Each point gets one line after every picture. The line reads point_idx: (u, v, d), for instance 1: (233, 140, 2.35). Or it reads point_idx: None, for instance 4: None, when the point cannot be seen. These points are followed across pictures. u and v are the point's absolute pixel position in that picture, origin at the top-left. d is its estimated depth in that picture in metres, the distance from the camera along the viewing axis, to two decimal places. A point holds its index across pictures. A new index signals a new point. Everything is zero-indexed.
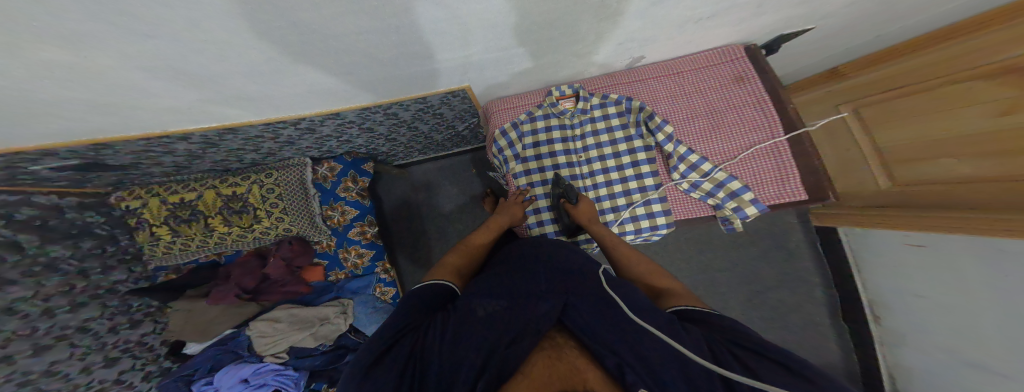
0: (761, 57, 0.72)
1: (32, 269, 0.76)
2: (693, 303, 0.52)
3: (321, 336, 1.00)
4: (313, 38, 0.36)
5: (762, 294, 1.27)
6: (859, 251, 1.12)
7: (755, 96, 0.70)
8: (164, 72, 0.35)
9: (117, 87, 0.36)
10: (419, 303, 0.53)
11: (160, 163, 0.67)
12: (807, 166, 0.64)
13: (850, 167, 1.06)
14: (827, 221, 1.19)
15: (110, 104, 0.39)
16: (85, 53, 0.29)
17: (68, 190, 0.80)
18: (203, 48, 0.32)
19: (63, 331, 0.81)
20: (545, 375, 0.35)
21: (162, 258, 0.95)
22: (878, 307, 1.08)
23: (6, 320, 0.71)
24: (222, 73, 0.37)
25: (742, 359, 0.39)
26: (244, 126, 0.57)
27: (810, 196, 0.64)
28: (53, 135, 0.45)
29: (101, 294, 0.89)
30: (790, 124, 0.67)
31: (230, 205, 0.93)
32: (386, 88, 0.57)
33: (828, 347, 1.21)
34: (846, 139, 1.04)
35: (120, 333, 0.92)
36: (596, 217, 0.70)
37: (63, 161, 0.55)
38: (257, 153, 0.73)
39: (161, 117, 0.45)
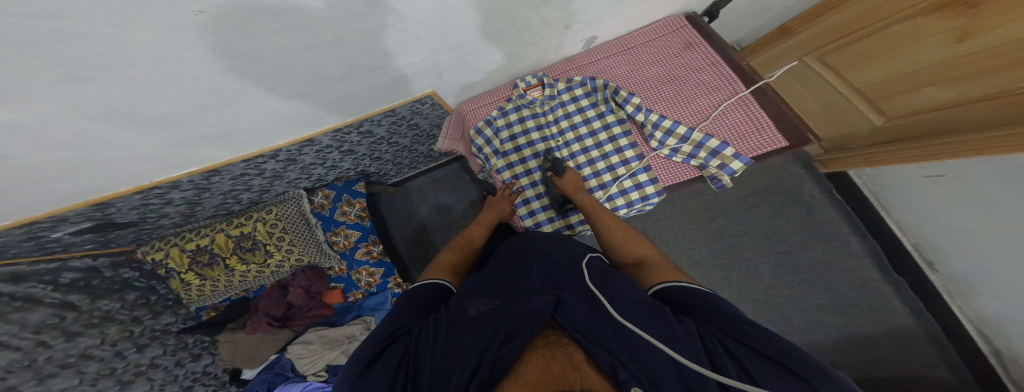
0: (703, 24, 0.72)
1: (92, 321, 0.84)
2: (683, 279, 0.49)
3: (351, 352, 1.07)
4: (248, 61, 0.36)
5: (795, 255, 1.18)
6: (878, 192, 1.04)
7: (711, 58, 0.69)
8: (117, 117, 0.36)
9: (82, 140, 0.38)
10: (413, 305, 0.51)
11: (165, 214, 0.72)
12: (779, 113, 0.62)
13: (837, 111, 0.98)
14: (831, 167, 1.10)
15: (88, 158, 0.42)
16: (31, 110, 0.30)
17: (99, 251, 0.86)
18: (140, 86, 0.33)
19: (139, 368, 0.92)
20: (541, 373, 0.32)
21: (199, 299, 1.03)
22: (926, 250, 0.99)
23: (86, 363, 0.81)
24: (168, 109, 0.39)
25: (736, 353, 0.35)
26: (227, 165, 0.60)
27: (792, 142, 0.59)
28: (58, 198, 0.50)
29: (158, 335, 0.98)
30: (749, 79, 0.66)
31: (241, 244, 0.98)
32: (347, 104, 0.58)
33: (892, 305, 1.08)
34: (823, 86, 0.98)
35: (185, 366, 1.05)
36: (581, 187, 0.69)
37: (76, 225, 0.60)
38: (251, 191, 0.77)
39: (145, 165, 0.50)
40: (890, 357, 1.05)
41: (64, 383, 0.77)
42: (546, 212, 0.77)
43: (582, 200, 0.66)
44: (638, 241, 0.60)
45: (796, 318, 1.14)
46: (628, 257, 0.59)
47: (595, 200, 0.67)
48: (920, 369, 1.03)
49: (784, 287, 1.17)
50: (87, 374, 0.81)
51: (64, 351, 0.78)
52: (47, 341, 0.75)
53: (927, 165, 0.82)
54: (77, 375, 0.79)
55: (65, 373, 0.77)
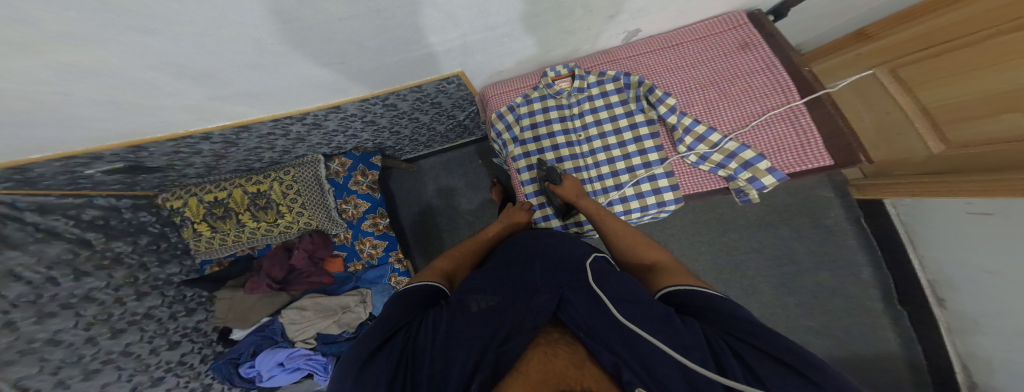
0: (767, 21, 0.68)
1: (103, 262, 0.89)
2: (693, 283, 0.48)
3: (343, 323, 1.08)
4: (298, 26, 0.36)
5: (796, 278, 1.20)
6: (908, 224, 1.03)
7: (765, 62, 0.66)
8: (172, 69, 0.38)
9: (139, 88, 0.40)
10: (410, 302, 0.50)
11: (192, 164, 0.74)
12: (831, 128, 0.59)
13: (892, 132, 0.94)
14: (866, 193, 1.09)
15: (139, 105, 0.44)
16: (100, 55, 0.32)
17: (123, 192, 0.95)
18: (199, 43, 0.34)
19: (134, 317, 0.93)
20: (542, 373, 0.33)
21: (207, 251, 1.06)
22: (939, 287, 0.99)
23: (86, 306, 0.83)
24: (220, 66, 0.40)
25: (740, 353, 0.35)
26: (258, 123, 0.62)
27: (837, 162, 0.58)
28: (102, 139, 0.52)
29: (159, 285, 1.02)
30: (807, 88, 0.62)
31: (256, 202, 1.02)
32: (379, 76, 0.59)
33: (882, 335, 1.12)
34: (884, 103, 0.92)
35: (178, 320, 1.04)
36: (583, 192, 0.70)
37: (110, 163, 0.63)
38: (274, 151, 0.79)
39: (183, 115, 0.51)
40: (876, 387, 1.07)
41: (60, 324, 0.78)
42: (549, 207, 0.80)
43: (586, 205, 0.67)
44: (648, 245, 0.60)
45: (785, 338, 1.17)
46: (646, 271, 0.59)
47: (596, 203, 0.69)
48: None
49: (782, 308, 1.19)
50: (84, 317, 0.83)
51: (70, 290, 0.81)
52: (58, 277, 0.80)
53: (976, 201, 0.80)
54: (75, 317, 0.81)
55: (63, 314, 0.79)
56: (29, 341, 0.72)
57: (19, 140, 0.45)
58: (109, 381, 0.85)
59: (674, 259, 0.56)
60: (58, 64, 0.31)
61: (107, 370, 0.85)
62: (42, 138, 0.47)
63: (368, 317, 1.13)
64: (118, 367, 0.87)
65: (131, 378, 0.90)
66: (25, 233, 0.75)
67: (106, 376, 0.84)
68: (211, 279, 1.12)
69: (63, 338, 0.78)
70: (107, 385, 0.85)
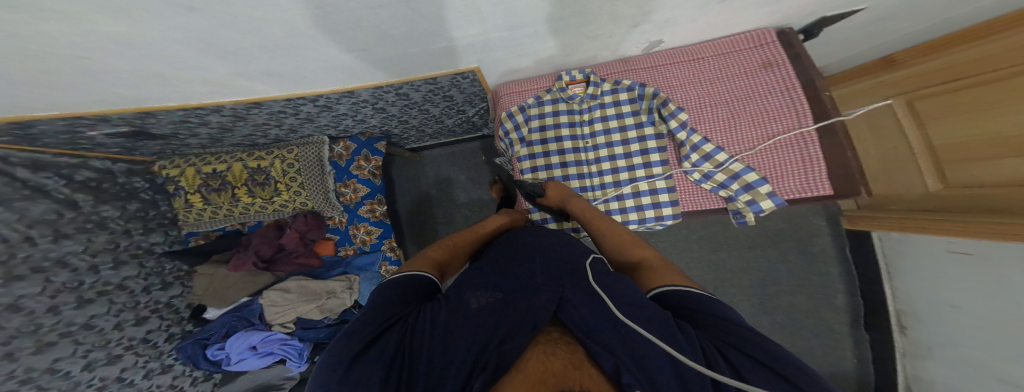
0: (796, 42, 0.68)
1: (86, 225, 0.89)
2: (682, 283, 0.47)
3: (326, 309, 1.06)
4: (330, 11, 0.36)
5: (774, 298, 1.26)
6: (891, 256, 1.08)
7: (783, 84, 0.67)
8: (201, 45, 0.38)
9: (163, 60, 0.40)
10: (407, 292, 0.50)
11: (196, 134, 0.74)
12: (838, 160, 0.62)
13: (895, 167, 0.98)
14: (857, 224, 1.14)
15: (158, 75, 0.44)
16: (134, 27, 0.32)
17: (120, 157, 0.96)
18: (232, 22, 0.34)
19: (107, 286, 0.92)
20: (542, 370, 0.32)
21: (193, 224, 1.06)
22: (903, 316, 1.04)
23: (57, 271, 0.82)
24: (247, 45, 0.40)
25: (734, 361, 0.34)
26: (270, 101, 0.61)
27: (837, 192, 0.62)
28: (110, 105, 0.52)
29: (139, 254, 1.00)
30: (823, 112, 0.63)
31: (255, 178, 1.01)
32: (399, 65, 0.59)
33: (841, 354, 1.20)
34: (894, 136, 0.95)
35: (152, 293, 1.02)
36: (570, 194, 0.72)
37: (115, 127, 0.62)
38: (280, 128, 0.78)
39: (198, 87, 0.51)
40: None
41: (27, 289, 0.76)
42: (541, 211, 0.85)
43: (575, 209, 0.69)
44: (632, 244, 0.60)
45: None
46: (623, 258, 0.59)
47: (587, 203, 0.70)
48: None
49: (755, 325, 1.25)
50: (54, 283, 0.81)
51: (45, 252, 0.80)
52: (36, 238, 0.79)
53: (958, 240, 0.82)
54: (44, 283, 0.79)
55: (32, 278, 0.77)
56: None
57: (30, 99, 0.45)
58: (63, 355, 0.82)
59: (660, 257, 0.56)
60: (84, 30, 0.31)
61: (63, 343, 0.82)
62: (52, 99, 0.47)
63: (352, 305, 1.13)
64: (75, 340, 0.84)
65: (87, 354, 0.86)
66: (11, 189, 0.74)
67: (60, 349, 0.81)
68: (194, 253, 1.07)
69: (25, 304, 0.75)
70: (59, 361, 0.81)
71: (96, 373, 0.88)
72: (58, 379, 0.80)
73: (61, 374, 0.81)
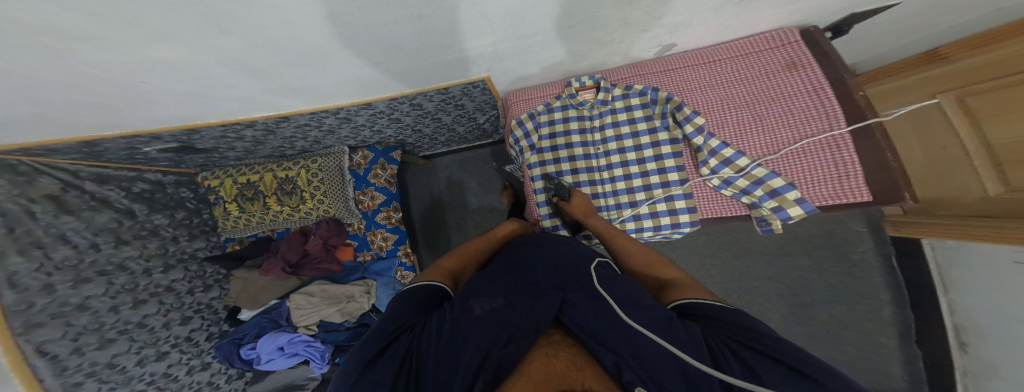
0: (824, 39, 0.65)
1: (140, 233, 0.99)
2: (704, 296, 0.46)
3: (346, 312, 1.11)
4: (347, 29, 0.39)
5: (810, 309, 1.16)
6: (945, 266, 0.97)
7: (811, 85, 0.63)
8: (232, 65, 0.42)
9: (203, 81, 0.45)
10: (416, 302, 0.51)
11: (233, 147, 0.81)
12: (877, 162, 0.56)
13: (945, 168, 0.89)
14: (904, 230, 1.04)
15: (200, 95, 0.50)
16: (177, 52, 0.36)
17: (169, 169, 1.06)
18: (258, 42, 0.38)
19: (155, 289, 1.00)
20: (542, 373, 0.32)
21: (231, 230, 1.15)
22: (965, 332, 0.93)
23: (118, 274, 0.92)
24: (273, 64, 0.44)
25: (740, 353, 0.34)
26: (297, 114, 0.66)
27: (878, 198, 0.57)
28: (162, 124, 0.59)
29: (185, 259, 1.09)
30: (856, 114, 0.58)
31: (283, 187, 1.08)
32: (413, 77, 0.62)
33: (891, 371, 1.09)
34: (942, 135, 0.86)
35: (195, 295, 1.10)
36: (593, 211, 0.70)
37: (165, 143, 0.70)
38: (306, 141, 0.85)
39: (233, 104, 0.56)
40: None
41: (92, 291, 0.87)
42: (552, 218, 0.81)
43: (595, 224, 0.68)
44: (659, 263, 0.58)
45: None
46: (649, 278, 0.58)
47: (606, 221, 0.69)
48: None
49: (789, 338, 1.16)
50: (114, 286, 0.91)
51: (108, 257, 0.91)
52: (102, 243, 0.90)
53: None
54: (106, 285, 0.89)
55: (97, 280, 0.88)
56: (62, 304, 0.81)
57: (104, 117, 0.53)
58: (119, 351, 0.90)
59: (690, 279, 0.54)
60: (146, 57, 0.36)
61: (120, 340, 0.91)
62: (120, 118, 0.54)
63: (371, 308, 1.16)
64: (130, 338, 0.93)
65: (139, 350, 0.95)
66: (81, 201, 0.87)
67: (118, 346, 0.90)
68: (230, 257, 1.15)
69: (92, 304, 0.86)
70: (117, 356, 0.90)
71: (147, 368, 0.96)
72: (114, 372, 0.89)
73: (117, 369, 0.90)
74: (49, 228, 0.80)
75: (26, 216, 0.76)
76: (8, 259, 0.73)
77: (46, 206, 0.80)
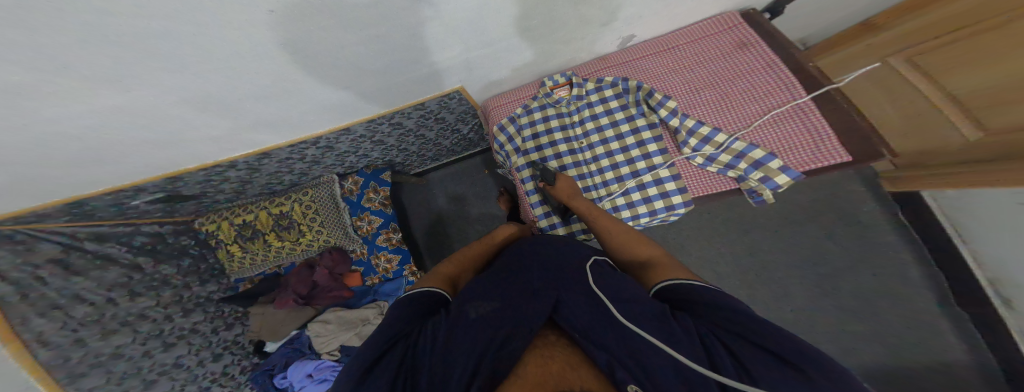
0: (763, 21, 0.71)
1: (152, 283, 0.96)
2: (688, 277, 0.46)
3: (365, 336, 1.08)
4: (309, 50, 0.40)
5: (834, 278, 1.11)
6: (950, 212, 0.95)
7: (765, 61, 0.67)
8: (198, 92, 0.42)
9: (178, 113, 0.45)
10: (415, 310, 0.50)
11: (222, 190, 0.81)
12: (844, 124, 0.58)
13: (919, 125, 0.89)
14: (901, 186, 1.01)
15: (181, 131, 0.50)
16: (137, 79, 0.36)
17: (164, 219, 1.01)
18: (220, 65, 0.37)
19: (182, 332, 1.00)
20: (537, 375, 0.32)
21: (240, 270, 1.13)
22: (1000, 282, 0.88)
23: (142, 323, 0.92)
24: (244, 89, 0.44)
25: (732, 348, 0.34)
26: (275, 149, 0.68)
27: (857, 157, 0.56)
28: (148, 170, 0.60)
29: (201, 302, 1.07)
30: (815, 84, 0.62)
31: (280, 222, 1.08)
32: (389, 97, 0.63)
33: (949, 344, 0.98)
34: (906, 91, 0.88)
35: (220, 333, 1.10)
36: (578, 193, 0.69)
37: (152, 194, 0.71)
38: (293, 174, 0.85)
39: (215, 139, 0.56)
40: None
41: (122, 340, 0.87)
42: (548, 217, 0.80)
43: (579, 206, 0.66)
44: (638, 242, 0.58)
45: (829, 345, 1.07)
46: (628, 256, 0.58)
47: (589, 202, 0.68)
48: None
49: (817, 310, 1.11)
50: (140, 334, 0.91)
51: (127, 309, 0.90)
52: (116, 297, 0.88)
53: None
54: (132, 334, 0.89)
55: (123, 331, 0.88)
56: (96, 355, 0.82)
57: (98, 169, 0.54)
58: None
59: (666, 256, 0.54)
60: (119, 90, 0.37)
61: (162, 381, 0.93)
62: (109, 168, 0.55)
63: None
64: (171, 377, 0.95)
65: (183, 388, 0.97)
66: (84, 260, 0.83)
67: (161, 386, 0.92)
68: (245, 296, 1.15)
69: (126, 351, 0.87)
70: None
71: None
72: None
73: None
74: (61, 289, 0.79)
75: (36, 281, 0.75)
76: (31, 321, 0.72)
77: (53, 269, 0.78)
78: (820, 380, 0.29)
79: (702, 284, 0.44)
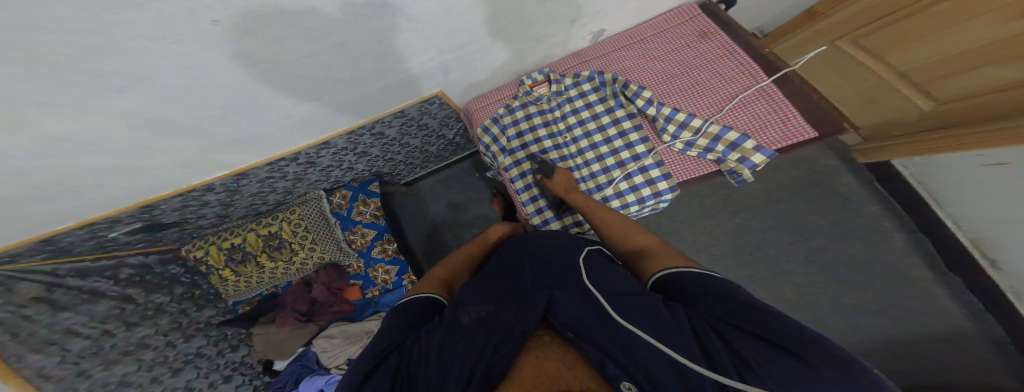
0: (718, 11, 0.73)
1: (146, 312, 0.93)
2: (681, 264, 0.45)
3: None
4: (272, 57, 0.39)
5: (826, 252, 1.11)
6: (926, 182, 0.98)
7: (726, 48, 0.69)
8: (161, 106, 0.40)
9: (143, 130, 0.43)
10: (412, 317, 0.48)
11: (203, 215, 0.80)
12: (806, 103, 0.60)
13: (874, 98, 0.94)
14: (871, 157, 1.04)
15: (150, 152, 0.49)
16: (93, 93, 0.34)
17: (149, 249, 0.95)
18: (181, 74, 0.36)
19: (186, 357, 1.00)
20: (531, 378, 0.31)
21: (236, 294, 1.11)
22: (983, 245, 0.91)
23: (144, 351, 0.91)
24: (212, 102, 0.43)
25: (728, 337, 0.32)
26: (252, 169, 0.67)
27: (822, 132, 0.57)
28: (120, 199, 0.59)
29: (201, 327, 1.06)
30: (773, 68, 0.64)
31: (269, 243, 1.05)
32: (364, 106, 0.62)
33: (946, 307, 0.98)
34: (856, 70, 0.92)
35: (226, 356, 1.12)
36: (573, 186, 0.71)
37: (130, 224, 0.70)
38: (276, 193, 0.84)
39: (189, 158, 0.55)
40: (945, 362, 0.95)
41: (126, 369, 0.86)
42: (541, 214, 0.78)
43: (575, 198, 0.67)
44: (632, 231, 0.58)
45: (831, 320, 1.07)
46: (621, 246, 0.57)
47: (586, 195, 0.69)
48: (983, 378, 0.91)
49: (816, 286, 1.10)
50: (145, 361, 0.90)
51: (126, 339, 0.88)
52: (113, 329, 0.85)
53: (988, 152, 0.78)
54: (137, 362, 0.89)
55: (126, 360, 0.87)
56: (103, 386, 0.81)
57: (70, 200, 0.52)
58: None
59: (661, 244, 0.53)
60: (75, 113, 0.36)
61: None
62: (81, 198, 0.53)
63: None
64: None
65: None
66: (71, 297, 0.78)
67: None
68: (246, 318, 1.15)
69: (132, 380, 0.86)
70: None
71: None
72: None
73: None
74: (51, 327, 0.74)
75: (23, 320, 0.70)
76: (28, 358, 0.69)
77: (38, 308, 0.72)
78: (825, 366, 0.28)
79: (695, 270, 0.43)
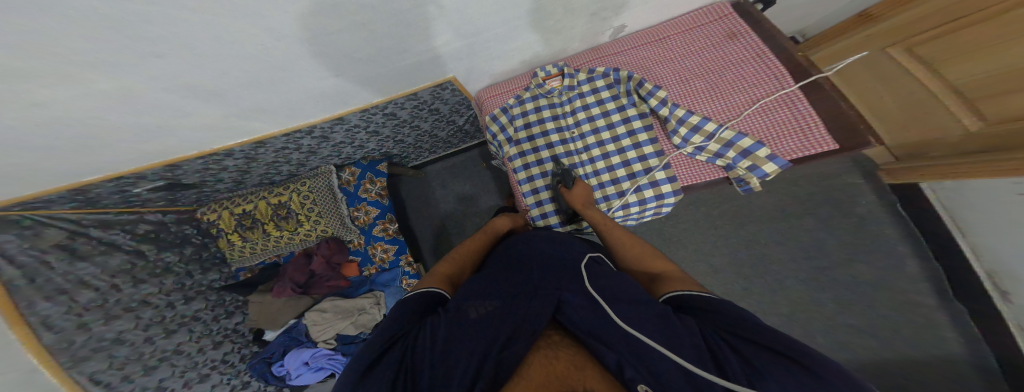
0: (754, 11, 0.71)
1: (155, 271, 0.98)
2: (691, 287, 0.45)
3: (361, 324, 1.13)
4: (289, 32, 0.40)
5: (828, 271, 1.11)
6: (953, 210, 0.93)
7: (751, 51, 0.68)
8: (183, 74, 0.43)
9: (168, 95, 0.46)
10: (415, 309, 0.50)
11: (220, 179, 0.85)
12: (832, 112, 0.58)
13: (919, 112, 0.90)
14: (897, 177, 1.01)
15: (174, 116, 0.52)
16: (122, 58, 0.36)
17: (168, 208, 1.02)
18: (198, 43, 0.37)
19: (183, 319, 1.02)
20: (543, 375, 0.33)
21: (241, 259, 1.14)
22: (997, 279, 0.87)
23: (144, 309, 0.93)
24: (232, 73, 0.45)
25: (738, 348, 0.33)
26: (271, 138, 0.70)
27: (843, 145, 0.56)
28: (147, 157, 0.63)
29: (203, 290, 1.09)
30: (801, 72, 0.62)
31: (279, 212, 1.10)
32: (380, 85, 0.64)
33: (943, 335, 0.98)
34: (905, 80, 0.89)
35: (220, 322, 1.12)
36: (591, 203, 0.70)
37: (152, 181, 0.73)
38: (290, 164, 0.88)
39: (212, 124, 0.58)
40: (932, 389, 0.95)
41: (123, 325, 0.88)
42: (540, 207, 0.81)
43: (593, 215, 0.67)
44: (650, 257, 0.57)
45: (821, 338, 1.08)
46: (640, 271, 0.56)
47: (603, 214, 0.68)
48: None
49: (811, 302, 1.11)
50: (143, 320, 0.92)
51: (131, 295, 0.91)
52: (120, 284, 0.90)
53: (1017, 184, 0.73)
54: (134, 320, 0.91)
55: (125, 316, 0.89)
56: (98, 340, 0.83)
57: (103, 155, 0.57)
58: (165, 376, 0.94)
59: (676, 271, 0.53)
60: (109, 73, 0.39)
61: (163, 366, 0.94)
62: (112, 153, 0.57)
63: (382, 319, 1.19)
64: (172, 363, 0.97)
65: (183, 373, 0.99)
66: (89, 247, 0.84)
67: (162, 371, 0.94)
68: (244, 284, 1.17)
69: (127, 337, 0.89)
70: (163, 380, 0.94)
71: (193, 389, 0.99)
72: None
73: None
74: (67, 275, 0.80)
75: (40, 266, 0.76)
76: (37, 306, 0.74)
77: (58, 255, 0.79)
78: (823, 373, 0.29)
79: (711, 296, 0.43)
